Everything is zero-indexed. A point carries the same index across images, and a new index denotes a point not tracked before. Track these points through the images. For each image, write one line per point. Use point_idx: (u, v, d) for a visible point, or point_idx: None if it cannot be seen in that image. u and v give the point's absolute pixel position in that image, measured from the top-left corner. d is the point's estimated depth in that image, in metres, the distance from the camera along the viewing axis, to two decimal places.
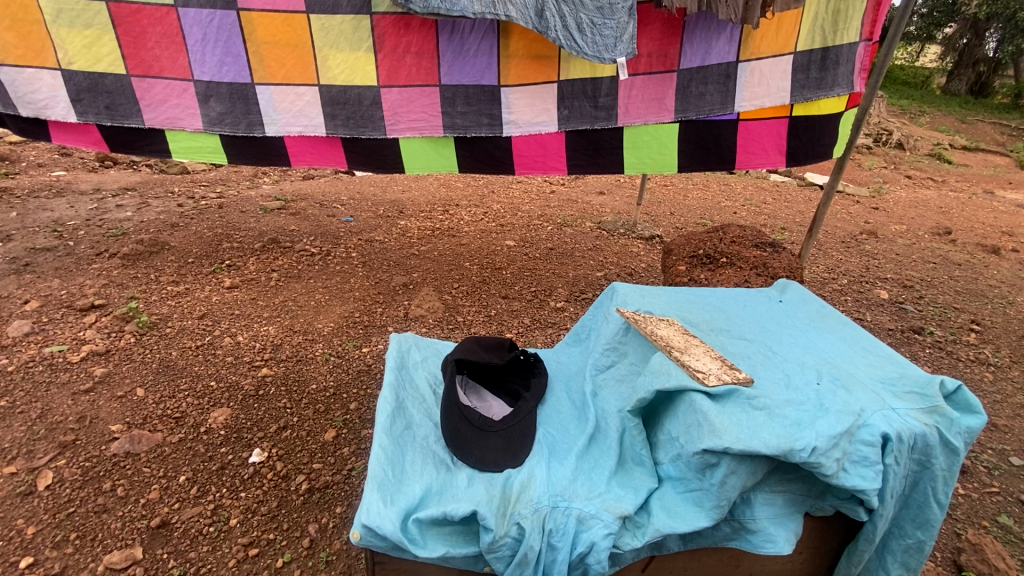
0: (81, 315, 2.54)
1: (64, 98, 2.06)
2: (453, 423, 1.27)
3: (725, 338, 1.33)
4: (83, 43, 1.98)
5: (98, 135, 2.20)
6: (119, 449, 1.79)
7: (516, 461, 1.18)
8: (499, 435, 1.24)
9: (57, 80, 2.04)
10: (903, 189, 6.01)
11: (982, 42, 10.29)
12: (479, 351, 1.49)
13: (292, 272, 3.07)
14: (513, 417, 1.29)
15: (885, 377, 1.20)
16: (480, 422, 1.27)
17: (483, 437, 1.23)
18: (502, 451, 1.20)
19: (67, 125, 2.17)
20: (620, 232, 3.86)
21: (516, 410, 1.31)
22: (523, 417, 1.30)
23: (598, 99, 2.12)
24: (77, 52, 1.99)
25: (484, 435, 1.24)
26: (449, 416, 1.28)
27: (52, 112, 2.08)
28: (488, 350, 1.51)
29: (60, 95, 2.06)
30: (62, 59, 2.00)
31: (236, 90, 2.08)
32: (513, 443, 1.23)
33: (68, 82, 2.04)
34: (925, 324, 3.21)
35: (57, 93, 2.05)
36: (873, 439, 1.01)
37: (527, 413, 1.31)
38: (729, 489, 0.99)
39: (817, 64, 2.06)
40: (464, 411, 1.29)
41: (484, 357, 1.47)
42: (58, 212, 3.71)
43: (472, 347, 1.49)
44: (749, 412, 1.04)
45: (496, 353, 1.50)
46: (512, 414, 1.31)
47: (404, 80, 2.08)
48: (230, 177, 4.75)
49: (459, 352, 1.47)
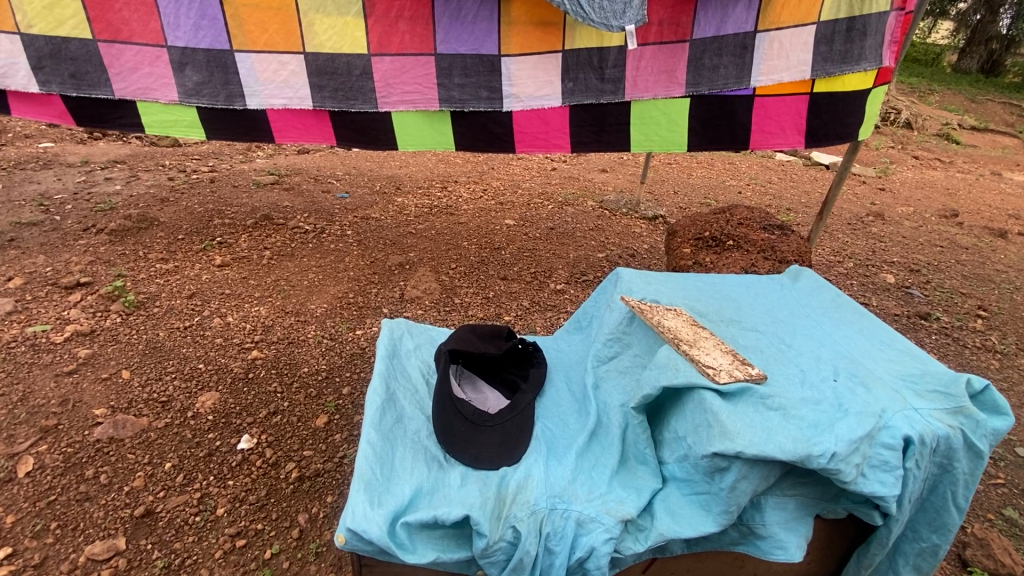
0: (66, 293, 2.47)
1: (24, 66, 1.94)
2: (446, 417, 1.19)
3: (736, 330, 1.26)
4: (43, 4, 1.85)
5: (62, 107, 2.07)
6: (102, 434, 1.73)
7: (513, 458, 1.11)
8: (496, 431, 1.17)
9: (15, 46, 1.91)
10: (910, 169, 5.89)
11: (996, 18, 9.98)
12: (476, 341, 1.40)
13: (286, 250, 2.98)
14: (509, 411, 1.22)
15: (905, 374, 1.13)
16: (474, 417, 1.20)
17: (478, 434, 1.17)
18: (497, 449, 1.14)
19: (28, 96, 2.04)
20: (623, 211, 3.76)
21: (514, 403, 1.24)
22: (521, 411, 1.23)
23: (604, 71, 1.99)
24: (37, 15, 1.87)
25: (479, 431, 1.17)
26: (443, 410, 1.21)
27: (12, 81, 1.96)
28: (484, 340, 1.42)
29: (19, 62, 1.93)
30: (20, 22, 1.88)
31: (213, 57, 1.95)
32: (510, 439, 1.16)
33: (28, 48, 1.92)
34: (931, 309, 3.14)
35: (15, 60, 1.93)
36: (895, 443, 0.94)
37: (525, 408, 1.24)
38: (740, 494, 0.93)
39: (841, 35, 1.93)
40: (459, 406, 1.21)
41: (482, 349, 1.38)
42: (46, 184, 3.60)
43: (469, 336, 1.40)
44: (763, 413, 0.97)
45: (494, 343, 1.41)
46: (508, 408, 1.24)
47: (397, 48, 1.96)
48: (223, 151, 4.63)
49: (454, 342, 1.38)
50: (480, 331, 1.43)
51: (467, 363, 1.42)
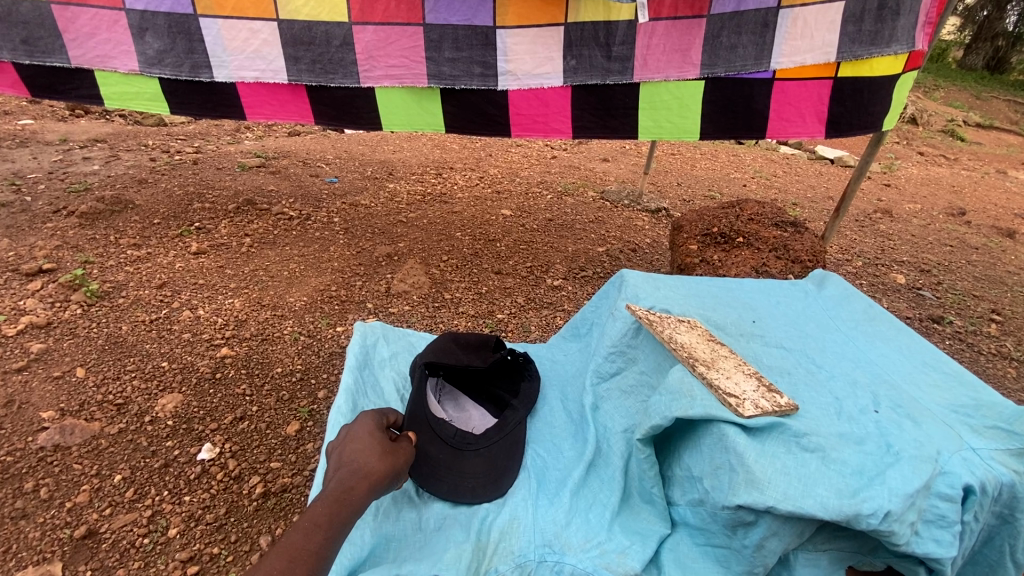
0: (26, 280, 2.29)
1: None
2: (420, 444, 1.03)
3: (758, 348, 1.09)
4: None
5: (15, 76, 1.85)
6: (46, 442, 1.57)
7: (500, 495, 0.97)
8: (480, 457, 1.02)
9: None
10: (916, 165, 5.71)
11: (1004, 14, 9.75)
12: (458, 352, 1.22)
13: (267, 238, 2.80)
14: (497, 433, 1.05)
15: (956, 404, 0.96)
16: (456, 442, 1.03)
17: (459, 463, 1.00)
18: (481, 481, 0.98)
19: None
20: (625, 202, 3.57)
21: (501, 423, 1.08)
22: (509, 432, 1.07)
23: (610, 49, 1.81)
24: None
25: (460, 459, 1.01)
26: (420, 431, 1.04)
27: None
28: (468, 350, 1.24)
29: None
30: None
31: (175, 22, 1.76)
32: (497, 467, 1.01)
33: None
34: (945, 312, 2.99)
35: None
36: (954, 493, 0.78)
37: (514, 430, 1.08)
38: (767, 553, 0.77)
39: (872, 14, 1.74)
40: (436, 428, 1.05)
41: (463, 361, 1.20)
42: (19, 162, 3.40)
43: (449, 348, 1.22)
44: (797, 454, 0.80)
45: (478, 354, 1.23)
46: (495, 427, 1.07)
47: (380, 17, 1.77)
48: (210, 131, 4.42)
49: (431, 355, 1.21)
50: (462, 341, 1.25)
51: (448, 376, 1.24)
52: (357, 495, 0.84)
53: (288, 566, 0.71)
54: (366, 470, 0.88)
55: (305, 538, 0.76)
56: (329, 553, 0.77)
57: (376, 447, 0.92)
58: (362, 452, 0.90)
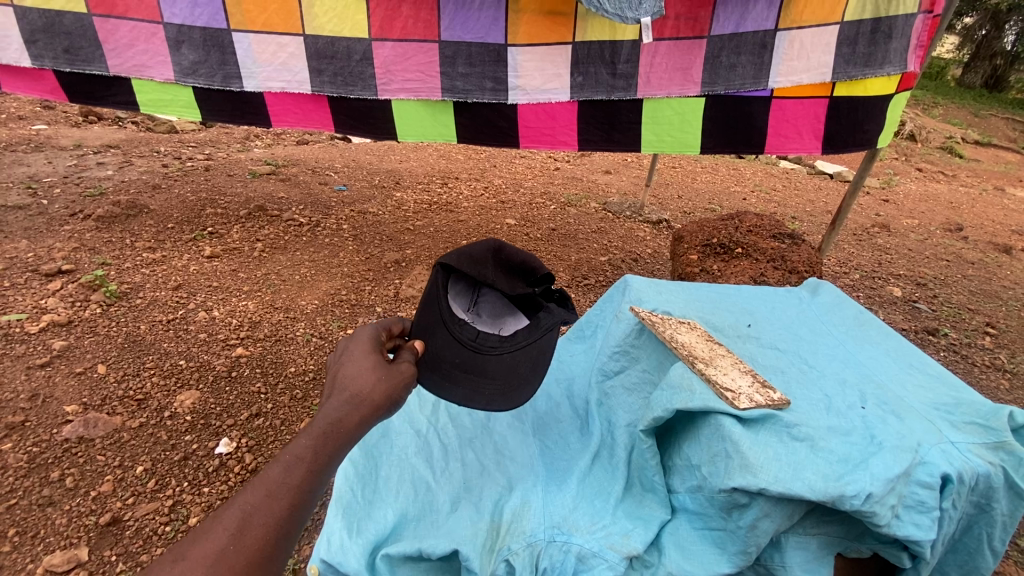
0: (46, 280, 2.36)
1: (16, 40, 1.83)
2: (442, 346, 1.09)
3: (754, 348, 1.17)
4: None
5: (56, 83, 1.94)
6: (71, 434, 1.63)
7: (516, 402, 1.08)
8: (501, 360, 1.12)
9: (7, 18, 1.80)
10: (914, 181, 5.81)
11: (1002, 34, 9.91)
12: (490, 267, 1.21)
13: (278, 243, 2.88)
14: (525, 340, 1.16)
15: (938, 402, 1.03)
16: (476, 344, 1.11)
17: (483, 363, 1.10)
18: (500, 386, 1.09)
19: (18, 70, 1.92)
20: (627, 214, 3.66)
21: (534, 327, 1.17)
22: (537, 341, 1.18)
23: (615, 67, 1.90)
24: None
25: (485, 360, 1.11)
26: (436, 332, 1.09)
27: (3, 54, 1.85)
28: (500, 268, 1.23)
29: (11, 35, 1.82)
30: None
31: (210, 36, 1.86)
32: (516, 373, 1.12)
33: (20, 20, 1.81)
34: (939, 325, 3.06)
35: (7, 33, 1.82)
36: (933, 481, 0.85)
37: (539, 340, 1.19)
38: (760, 534, 0.83)
39: (865, 37, 1.84)
40: (454, 330, 1.10)
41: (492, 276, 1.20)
42: (35, 167, 3.49)
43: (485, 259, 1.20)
44: (787, 444, 0.87)
45: (509, 280, 1.23)
46: (525, 333, 1.18)
47: (399, 33, 1.87)
48: (220, 139, 4.52)
49: (463, 258, 1.18)
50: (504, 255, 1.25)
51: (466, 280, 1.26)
52: (349, 424, 0.81)
53: (266, 501, 0.72)
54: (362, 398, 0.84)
55: (284, 474, 0.74)
56: (315, 485, 0.76)
57: (373, 369, 0.88)
58: (356, 374, 0.86)
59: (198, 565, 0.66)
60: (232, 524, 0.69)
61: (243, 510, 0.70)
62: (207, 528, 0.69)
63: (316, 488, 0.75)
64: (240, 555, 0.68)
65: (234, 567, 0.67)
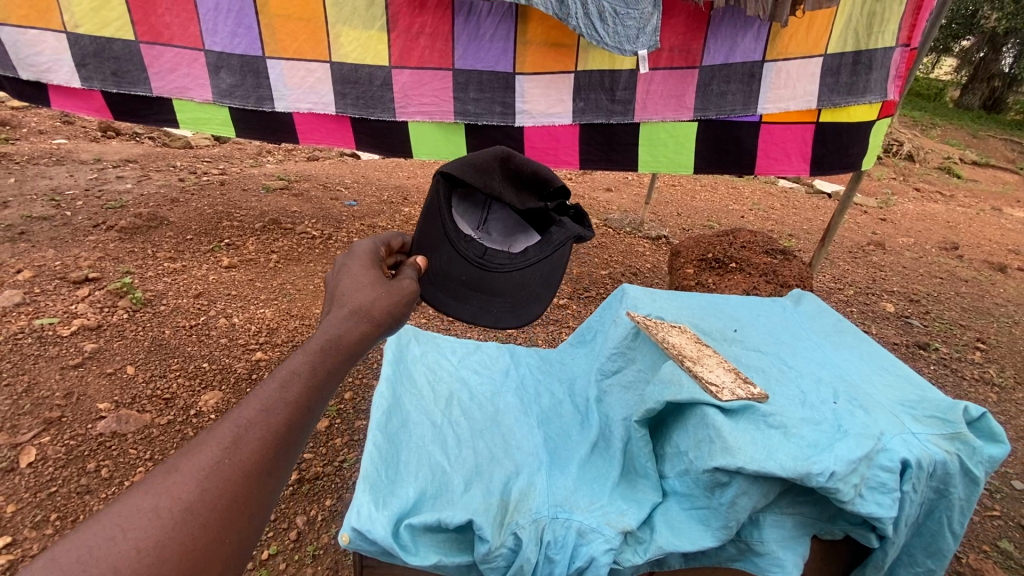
0: (74, 287, 2.49)
1: (68, 63, 1.99)
2: (446, 263, 1.22)
3: (739, 350, 1.29)
4: (90, 6, 1.92)
5: (102, 102, 2.11)
6: (105, 429, 1.76)
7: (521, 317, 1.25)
8: (507, 278, 1.26)
9: (61, 44, 1.96)
10: (911, 201, 5.95)
11: (999, 57, 10.13)
12: (497, 179, 1.32)
13: (292, 255, 3.02)
14: (536, 258, 1.29)
15: (903, 399, 1.15)
16: (481, 258, 1.25)
17: (494, 278, 1.25)
18: (510, 301, 1.25)
19: (68, 90, 2.08)
20: (627, 229, 3.80)
21: (544, 243, 1.30)
22: (548, 257, 1.30)
23: (615, 93, 2.06)
24: (84, 16, 1.93)
25: (498, 276, 1.26)
26: (441, 248, 1.22)
27: (55, 76, 2.01)
28: (506, 180, 1.34)
29: (64, 59, 1.98)
30: (68, 22, 1.93)
31: (246, 62, 2.02)
32: (526, 289, 1.28)
33: (73, 46, 1.97)
34: (930, 339, 3.16)
35: (60, 57, 1.98)
36: (893, 465, 0.95)
37: (552, 255, 1.31)
38: (739, 510, 0.94)
39: (848, 68, 1.99)
40: (456, 245, 1.23)
41: (499, 186, 1.31)
42: (57, 180, 3.65)
43: (491, 172, 1.31)
44: (764, 430, 0.98)
45: (517, 195, 1.34)
46: (538, 250, 1.31)
47: (417, 62, 2.03)
48: (234, 155, 4.70)
49: (472, 171, 1.29)
50: (511, 165, 1.36)
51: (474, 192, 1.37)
52: (348, 341, 0.79)
53: (262, 414, 0.65)
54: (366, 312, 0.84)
55: (282, 386, 0.68)
56: (316, 401, 0.70)
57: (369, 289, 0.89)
58: (355, 290, 0.87)
59: (187, 481, 0.58)
60: (226, 437, 0.62)
61: (237, 425, 0.63)
62: (195, 444, 0.61)
63: (317, 402, 0.70)
64: (240, 467, 0.61)
65: (233, 482, 0.60)
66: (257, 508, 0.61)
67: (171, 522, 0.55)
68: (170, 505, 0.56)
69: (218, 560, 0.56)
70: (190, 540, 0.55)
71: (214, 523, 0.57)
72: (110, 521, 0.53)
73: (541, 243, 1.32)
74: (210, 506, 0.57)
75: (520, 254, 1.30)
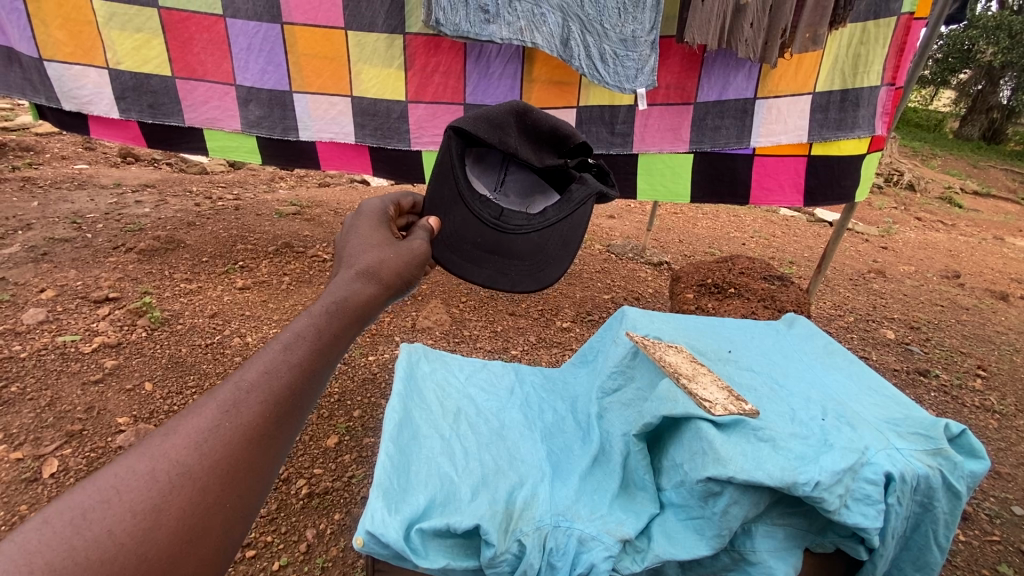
0: (95, 306, 2.59)
1: (108, 96, 2.13)
2: (462, 227, 1.34)
3: (733, 369, 1.36)
4: (132, 45, 2.06)
5: (138, 132, 2.26)
6: (124, 442, 1.85)
7: (537, 280, 1.36)
8: (523, 241, 1.36)
9: (103, 78, 2.11)
10: (913, 230, 6.03)
11: (997, 90, 10.35)
12: (512, 133, 1.39)
13: (304, 277, 3.12)
14: (555, 218, 1.37)
15: (889, 418, 1.21)
16: (497, 220, 1.36)
17: (512, 241, 1.36)
18: (528, 266, 1.36)
19: (107, 121, 2.23)
20: (629, 255, 3.89)
21: (565, 202, 1.38)
22: (567, 218, 1.38)
23: (615, 126, 2.19)
24: (126, 54, 2.08)
25: (517, 239, 1.36)
26: (455, 208, 1.34)
27: (95, 108, 2.15)
28: (522, 135, 1.41)
29: (104, 92, 2.13)
30: (110, 59, 2.08)
31: (274, 96, 2.16)
32: (544, 252, 1.37)
33: (113, 81, 2.12)
34: (931, 366, 3.20)
35: (102, 91, 2.12)
36: (877, 478, 1.00)
37: (572, 214, 1.38)
38: (731, 518, 0.99)
39: (836, 105, 2.11)
40: (469, 205, 1.34)
41: (514, 142, 1.38)
42: (79, 204, 3.80)
43: (507, 127, 1.38)
44: (754, 443, 1.05)
45: (534, 153, 1.42)
46: (557, 210, 1.38)
47: (431, 97, 2.17)
48: (248, 181, 4.86)
49: (488, 125, 1.36)
50: (529, 121, 1.43)
51: (492, 150, 1.46)
52: (356, 301, 0.91)
53: (263, 377, 0.74)
54: (376, 272, 0.97)
55: (285, 351, 0.78)
56: (316, 364, 0.80)
57: (370, 260, 0.99)
58: (363, 250, 1.01)
59: (185, 445, 0.66)
60: (222, 405, 0.71)
61: (239, 389, 0.73)
62: (191, 412, 0.70)
63: (316, 365, 0.79)
64: (235, 434, 0.69)
65: (232, 445, 0.68)
66: (253, 473, 0.70)
67: (168, 484, 0.63)
68: (167, 468, 0.64)
69: (216, 519, 0.65)
70: (188, 501, 0.63)
71: (212, 487, 0.65)
72: (107, 483, 0.61)
73: (561, 202, 1.39)
74: (209, 466, 0.66)
75: (539, 215, 1.39)
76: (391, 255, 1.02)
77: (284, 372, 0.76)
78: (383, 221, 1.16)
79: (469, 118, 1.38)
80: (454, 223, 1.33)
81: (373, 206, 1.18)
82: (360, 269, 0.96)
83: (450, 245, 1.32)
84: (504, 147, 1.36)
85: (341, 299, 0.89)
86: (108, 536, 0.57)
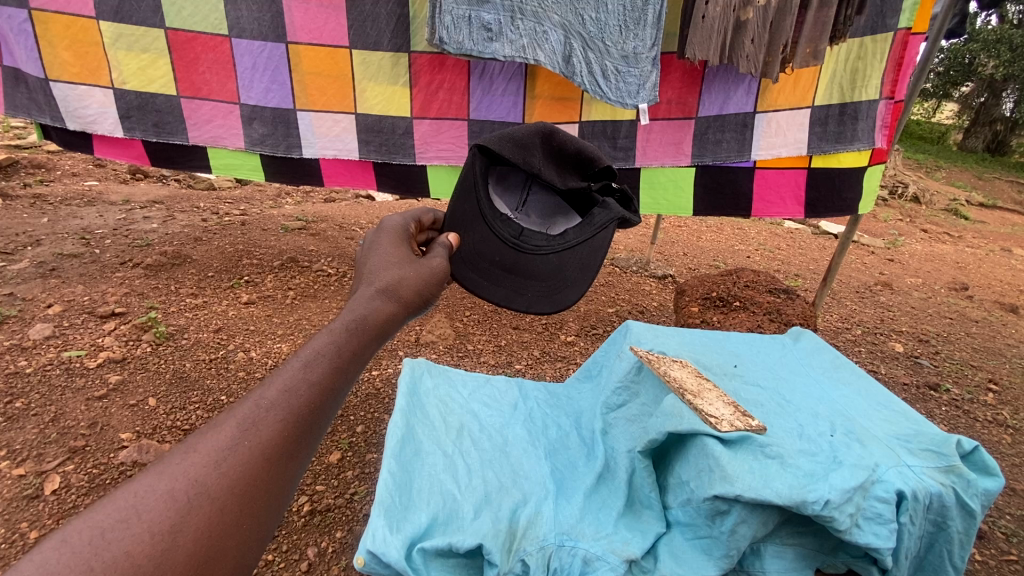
0: (101, 321, 2.60)
1: (114, 115, 2.17)
2: (480, 243, 1.34)
3: (739, 384, 1.34)
4: (138, 65, 2.10)
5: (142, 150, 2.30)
6: (126, 458, 1.85)
7: (554, 301, 1.35)
8: (542, 262, 1.36)
9: (108, 98, 2.15)
10: (919, 242, 6.00)
11: (999, 102, 10.36)
12: (538, 154, 1.39)
13: (308, 291, 3.13)
14: (575, 241, 1.38)
15: (899, 433, 1.18)
16: (516, 240, 1.36)
17: (530, 261, 1.36)
18: (545, 286, 1.36)
19: (112, 140, 2.27)
20: (634, 269, 3.88)
21: (586, 225, 1.39)
22: (587, 241, 1.38)
23: (616, 141, 2.20)
24: (132, 74, 2.12)
25: (535, 258, 1.36)
26: (476, 225, 1.34)
27: (100, 127, 2.19)
28: (548, 156, 1.41)
29: (110, 111, 2.17)
30: (116, 79, 2.12)
31: (279, 114, 2.19)
32: (562, 273, 1.37)
33: (119, 100, 2.16)
34: (941, 380, 3.15)
35: (107, 110, 2.16)
36: (888, 496, 0.98)
37: (593, 238, 1.39)
38: (739, 538, 0.98)
39: (834, 119, 2.11)
40: (490, 224, 1.34)
41: (539, 162, 1.38)
42: (88, 220, 3.84)
43: (534, 147, 1.38)
44: (762, 460, 1.03)
45: (558, 174, 1.41)
46: (576, 233, 1.39)
47: (435, 113, 2.20)
48: (255, 197, 4.91)
49: (515, 146, 1.36)
50: (554, 142, 1.43)
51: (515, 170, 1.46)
52: (375, 319, 0.90)
53: (282, 397, 0.74)
54: (396, 290, 0.97)
55: (305, 368, 0.78)
56: (336, 384, 0.79)
57: (390, 277, 0.98)
58: (382, 267, 1.01)
59: (204, 463, 0.66)
60: (241, 423, 0.70)
61: (260, 408, 0.72)
62: (212, 429, 0.70)
63: (336, 385, 0.79)
64: (254, 452, 0.69)
65: (250, 466, 0.68)
66: (270, 493, 0.69)
67: (187, 503, 0.63)
68: (185, 488, 0.64)
69: (232, 540, 0.64)
70: (207, 521, 0.63)
71: (230, 508, 0.65)
72: (126, 502, 0.60)
73: (582, 225, 1.40)
74: (227, 487, 0.65)
75: (559, 237, 1.39)
76: (410, 271, 1.02)
77: (304, 392, 0.76)
78: (404, 237, 1.17)
79: (494, 137, 1.38)
80: (473, 241, 1.34)
81: (393, 222, 1.19)
82: (379, 286, 0.96)
83: (468, 262, 1.33)
84: (528, 168, 1.36)
85: (360, 316, 0.89)
86: (125, 557, 0.57)
